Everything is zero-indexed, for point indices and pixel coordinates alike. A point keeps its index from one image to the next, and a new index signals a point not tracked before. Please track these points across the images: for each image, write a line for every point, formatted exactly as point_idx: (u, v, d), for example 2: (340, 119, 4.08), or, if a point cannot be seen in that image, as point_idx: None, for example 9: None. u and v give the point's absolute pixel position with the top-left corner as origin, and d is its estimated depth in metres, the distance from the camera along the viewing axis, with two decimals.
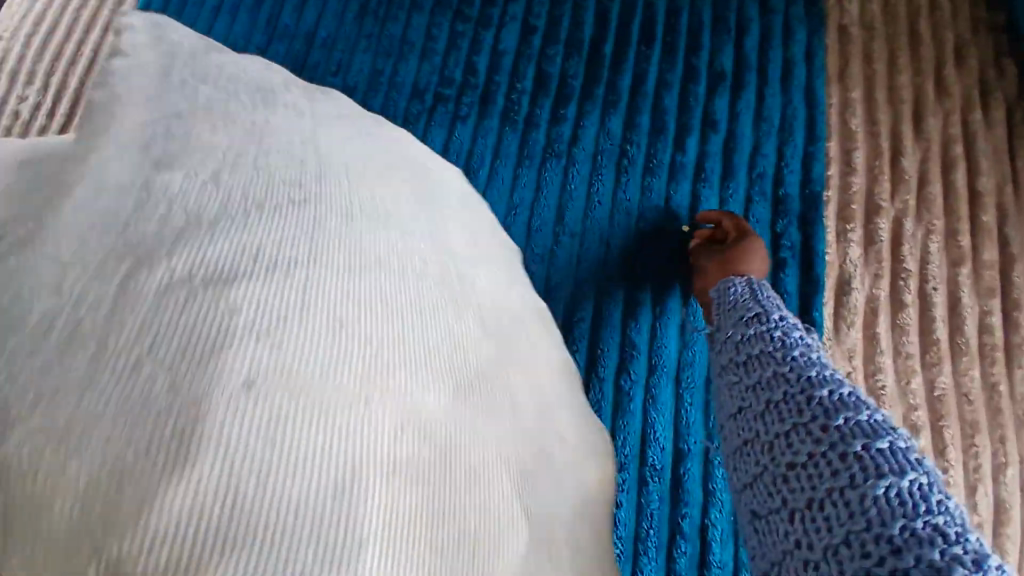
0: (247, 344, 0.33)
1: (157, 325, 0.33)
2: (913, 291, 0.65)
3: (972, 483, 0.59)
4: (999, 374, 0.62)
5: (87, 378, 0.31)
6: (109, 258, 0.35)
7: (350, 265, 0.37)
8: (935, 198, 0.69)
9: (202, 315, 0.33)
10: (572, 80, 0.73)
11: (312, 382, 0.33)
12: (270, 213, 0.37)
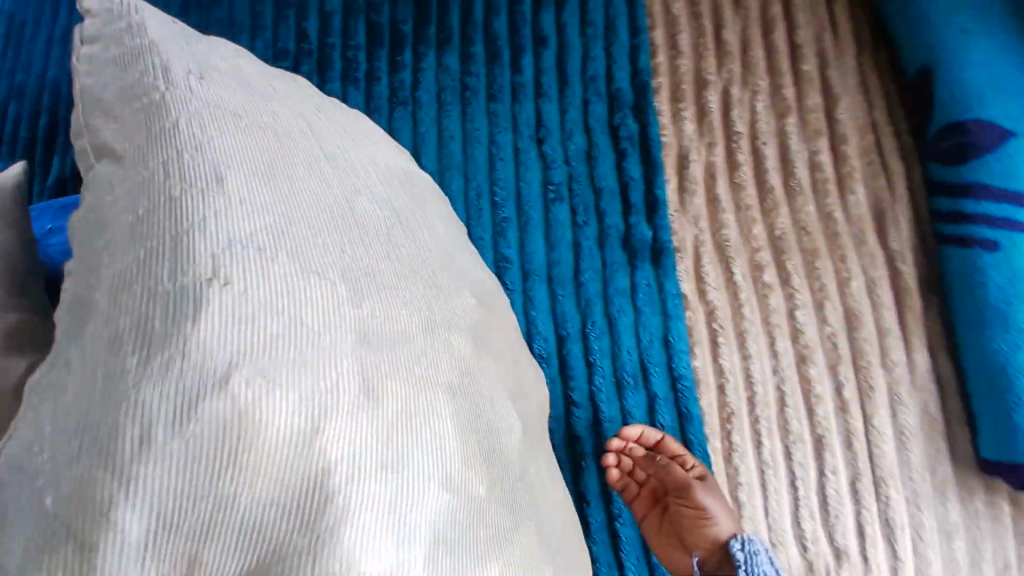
0: (329, 282, 0.35)
1: (241, 275, 0.33)
2: (748, 149, 0.73)
3: (820, 300, 0.69)
4: (831, 204, 0.71)
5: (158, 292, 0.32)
6: (154, 221, 0.34)
7: (377, 202, 0.41)
8: (758, 63, 0.75)
9: (274, 266, 0.34)
10: (403, 25, 0.76)
11: (398, 305, 0.38)
12: (203, 117, 0.37)
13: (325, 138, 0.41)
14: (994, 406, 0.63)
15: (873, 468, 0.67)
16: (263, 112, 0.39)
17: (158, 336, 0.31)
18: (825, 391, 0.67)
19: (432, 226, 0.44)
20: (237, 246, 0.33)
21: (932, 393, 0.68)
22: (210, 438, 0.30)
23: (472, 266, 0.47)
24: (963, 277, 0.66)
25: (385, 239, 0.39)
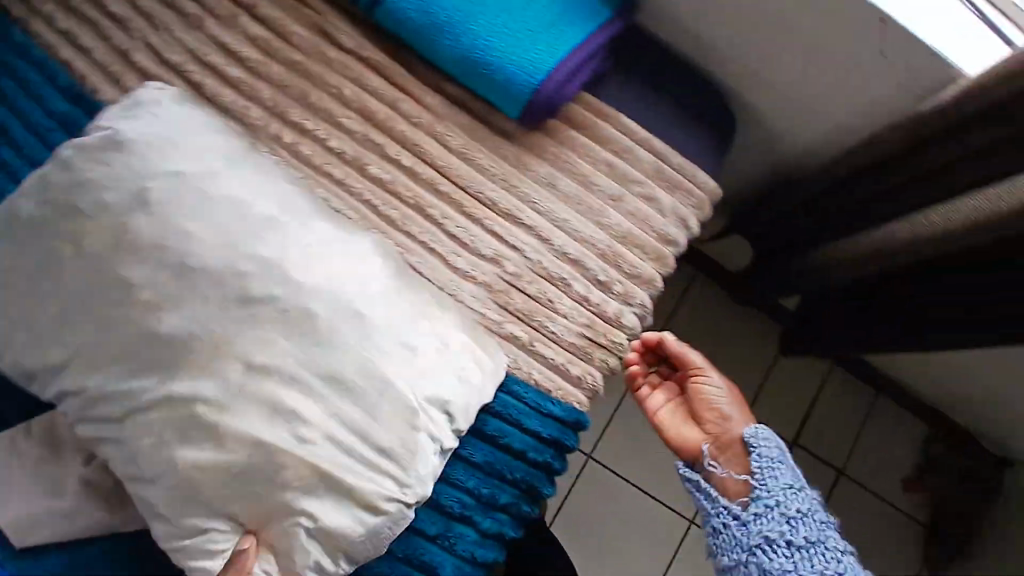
0: (131, 226, 0.63)
1: (108, 225, 0.63)
2: (201, 67, 0.82)
3: (335, 121, 0.81)
4: (286, 52, 0.82)
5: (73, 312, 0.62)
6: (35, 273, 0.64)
7: (138, 183, 0.64)
8: (154, 9, 0.84)
9: (132, 216, 0.63)
10: None
11: (197, 240, 0.62)
12: (34, 206, 0.65)
13: (97, 175, 0.65)
14: (480, 80, 0.81)
15: (467, 190, 0.82)
16: (50, 187, 0.65)
17: (85, 326, 0.62)
18: (394, 174, 0.80)
19: (186, 176, 0.65)
20: (82, 280, 0.62)
21: (458, 111, 0.84)
22: (123, 332, 0.61)
23: (252, 186, 0.66)
24: (396, 23, 0.81)
25: (170, 198, 0.63)
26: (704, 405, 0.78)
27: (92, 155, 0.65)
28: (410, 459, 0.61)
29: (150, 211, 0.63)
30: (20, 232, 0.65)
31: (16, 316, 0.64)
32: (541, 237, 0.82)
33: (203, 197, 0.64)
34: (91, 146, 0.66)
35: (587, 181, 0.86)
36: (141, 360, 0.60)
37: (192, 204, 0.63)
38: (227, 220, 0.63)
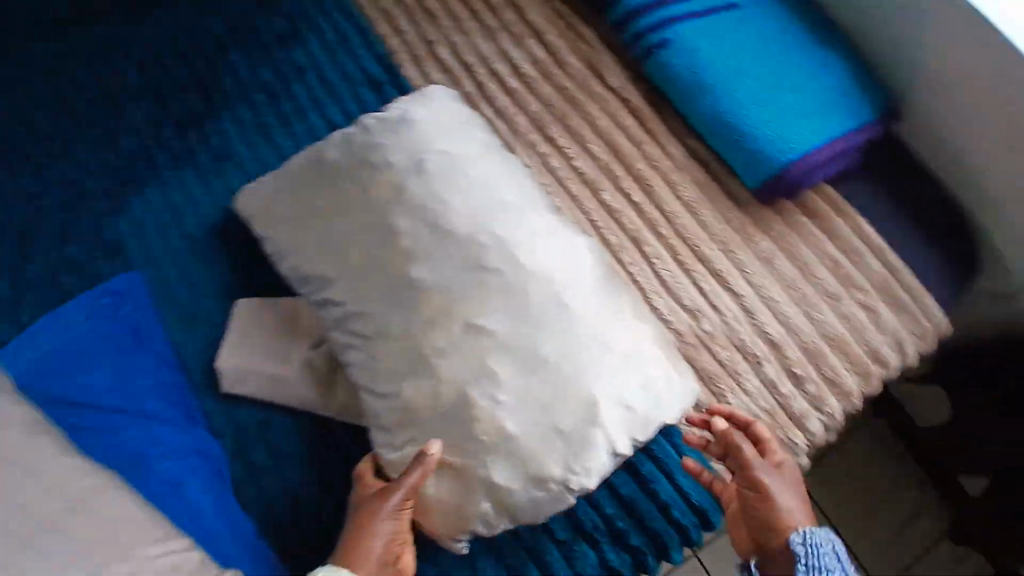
0: (401, 185, 0.70)
1: (385, 179, 0.71)
2: (485, 71, 0.92)
3: (585, 145, 0.87)
4: (560, 76, 0.91)
5: (332, 244, 0.71)
6: (312, 209, 0.74)
7: (416, 154, 0.72)
8: (461, 13, 0.96)
9: (403, 178, 0.71)
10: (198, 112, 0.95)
11: (450, 209, 0.69)
12: (328, 149, 0.75)
13: (381, 135, 0.73)
14: (728, 146, 0.83)
15: (686, 240, 0.83)
16: (345, 141, 0.75)
17: (337, 259, 0.70)
18: (622, 206, 0.84)
19: (457, 156, 0.72)
20: (350, 214, 0.71)
21: (698, 168, 0.86)
22: (369, 272, 0.68)
23: (504, 180, 0.72)
24: (663, 75, 0.86)
25: (439, 170, 0.71)
26: (746, 480, 0.67)
27: (394, 123, 0.74)
28: (583, 448, 0.63)
29: (422, 177, 0.71)
30: (315, 173, 0.75)
31: (283, 234, 0.75)
32: (746, 309, 0.81)
33: (462, 177, 0.71)
34: (385, 120, 0.75)
35: (808, 270, 0.82)
36: (379, 289, 0.68)
37: (453, 181, 0.70)
38: (477, 201, 0.70)
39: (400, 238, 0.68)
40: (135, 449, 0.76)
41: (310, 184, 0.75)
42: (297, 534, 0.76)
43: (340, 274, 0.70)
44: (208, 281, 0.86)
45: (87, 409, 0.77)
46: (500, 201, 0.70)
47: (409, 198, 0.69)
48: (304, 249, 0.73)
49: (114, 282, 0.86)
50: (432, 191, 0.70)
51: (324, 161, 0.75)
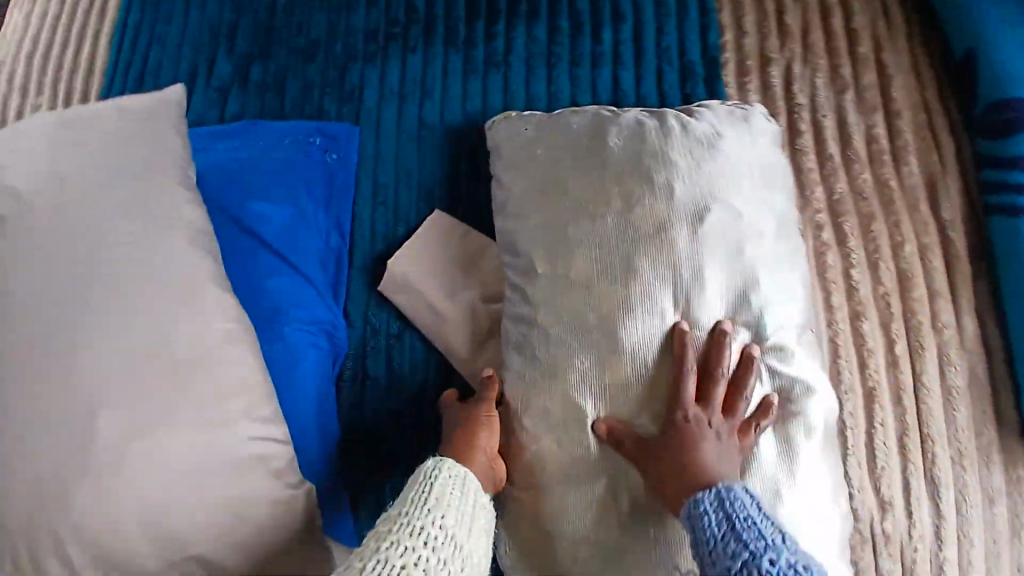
0: (676, 215, 0.60)
1: (660, 199, 0.61)
2: (809, 120, 0.79)
3: (874, 260, 0.73)
4: (886, 174, 0.76)
5: (567, 232, 0.62)
6: (565, 181, 0.65)
7: (708, 188, 0.61)
8: (817, 43, 0.82)
9: (681, 208, 0.60)
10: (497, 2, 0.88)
11: (715, 269, 0.60)
12: (618, 128, 0.66)
13: (682, 147, 0.63)
14: None
15: (922, 425, 0.68)
16: (639, 130, 0.65)
17: (565, 250, 0.62)
18: (877, 346, 0.70)
19: (748, 214, 0.62)
20: (602, 213, 0.61)
21: (981, 358, 0.70)
22: (595, 285, 0.60)
23: (781, 266, 0.63)
24: (1013, 241, 0.70)
25: (723, 220, 0.60)
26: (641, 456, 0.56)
27: (701, 146, 0.63)
28: None
29: (703, 219, 0.60)
30: (589, 148, 0.66)
31: (523, 190, 0.68)
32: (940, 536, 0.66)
33: (743, 240, 0.61)
34: (692, 132, 0.65)
35: None
36: (594, 309, 0.60)
37: (732, 241, 0.60)
38: (745, 277, 0.60)
39: (646, 272, 0.59)
40: (273, 303, 0.72)
41: (577, 154, 0.66)
42: (379, 464, 0.74)
43: (561, 270, 0.61)
44: (421, 177, 0.83)
45: (249, 233, 0.75)
46: (769, 286, 0.61)
47: (677, 234, 0.60)
48: (537, 219, 0.65)
49: (331, 127, 0.84)
50: (706, 240, 0.59)
51: (604, 139, 0.66)
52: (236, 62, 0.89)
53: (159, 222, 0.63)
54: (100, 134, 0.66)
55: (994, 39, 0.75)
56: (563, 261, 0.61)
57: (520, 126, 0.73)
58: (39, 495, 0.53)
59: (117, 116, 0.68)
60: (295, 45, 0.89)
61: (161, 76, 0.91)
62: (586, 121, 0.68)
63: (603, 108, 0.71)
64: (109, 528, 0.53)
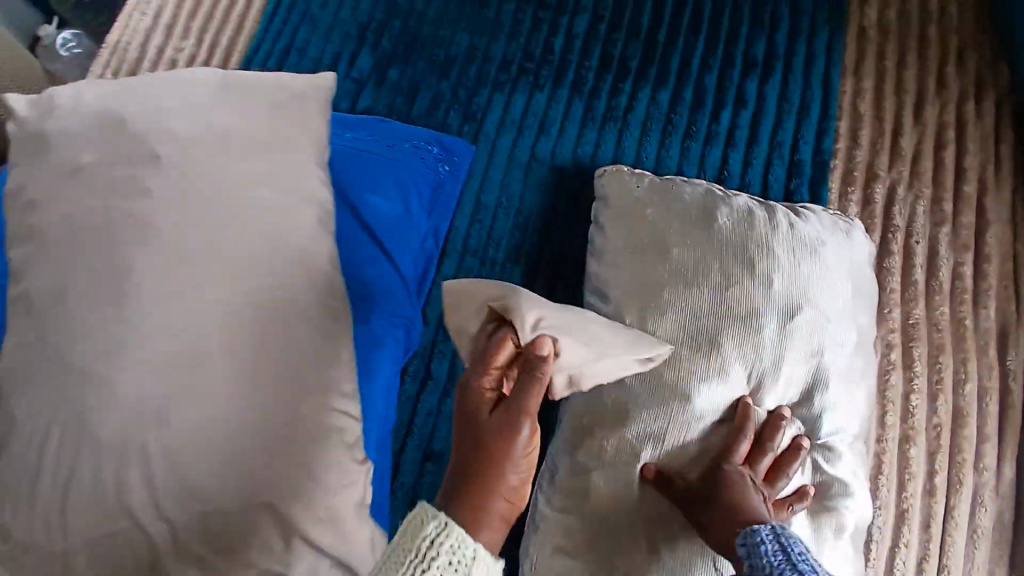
0: (764, 300, 0.66)
1: (753, 282, 0.67)
2: (900, 241, 0.82)
3: (934, 391, 0.75)
4: (964, 313, 0.78)
5: (660, 289, 0.69)
6: (669, 245, 0.72)
7: (800, 285, 0.67)
8: (925, 172, 0.86)
9: (771, 296, 0.67)
10: (631, 61, 0.94)
11: (789, 359, 0.65)
12: (726, 211, 0.73)
13: (781, 242, 0.70)
14: None
15: (943, 558, 0.70)
16: (746, 217, 0.72)
17: (654, 305, 0.68)
18: (919, 472, 0.73)
19: (831, 318, 0.67)
20: (697, 282, 0.68)
21: (1011, 506, 0.73)
22: (676, 342, 0.66)
23: (852, 372, 0.67)
24: None
25: (807, 317, 0.66)
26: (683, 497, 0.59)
27: (804, 248, 0.69)
28: None
29: (788, 310, 0.66)
30: (698, 220, 0.73)
31: (625, 242, 0.75)
32: None
33: (821, 341, 0.66)
34: (796, 232, 0.71)
35: None
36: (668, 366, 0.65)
37: (810, 337, 0.66)
38: (813, 373, 0.65)
39: (723, 344, 0.65)
40: (366, 290, 0.77)
41: (684, 223, 0.73)
42: (426, 459, 0.80)
43: (647, 319, 0.68)
44: (520, 207, 0.89)
45: (362, 220, 0.80)
46: (835, 389, 0.65)
47: (760, 318, 0.66)
48: (634, 271, 0.72)
49: (452, 139, 0.90)
50: (786, 330, 0.66)
51: (714, 216, 0.72)
52: (378, 59, 0.97)
53: (297, 189, 0.67)
54: (261, 96, 0.72)
55: None
56: (649, 312, 0.68)
57: (631, 182, 0.79)
58: (137, 408, 0.56)
59: (277, 85, 0.73)
60: (434, 57, 0.96)
61: (307, 49, 0.99)
62: (697, 195, 0.75)
63: (713, 188, 0.78)
64: (186, 457, 0.56)
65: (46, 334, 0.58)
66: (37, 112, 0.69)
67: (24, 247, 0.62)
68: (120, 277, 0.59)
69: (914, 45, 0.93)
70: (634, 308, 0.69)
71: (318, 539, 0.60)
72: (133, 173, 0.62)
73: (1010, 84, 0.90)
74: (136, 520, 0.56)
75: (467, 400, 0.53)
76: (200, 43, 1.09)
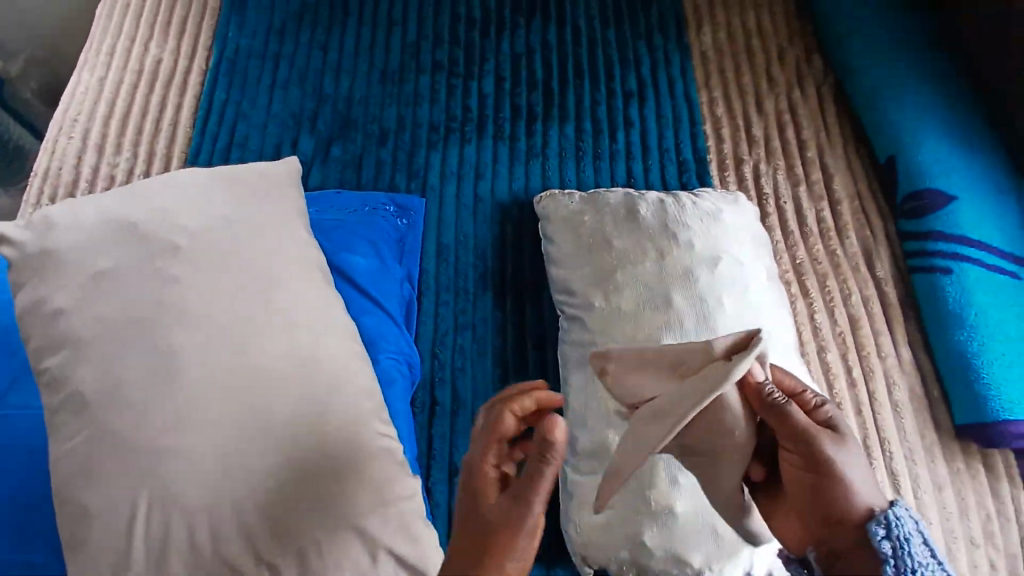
0: (691, 261, 0.84)
1: (680, 250, 0.85)
2: (774, 205, 1.06)
3: (831, 308, 1.00)
4: (836, 245, 1.04)
5: (611, 274, 0.85)
6: (608, 240, 0.88)
7: (714, 244, 0.86)
8: (777, 150, 1.11)
9: (695, 256, 0.84)
10: (536, 107, 1.13)
11: (723, 298, 0.81)
12: (644, 205, 0.91)
13: (691, 218, 0.89)
14: (959, 380, 0.92)
15: (879, 432, 0.92)
16: (660, 206, 0.91)
17: (611, 288, 0.84)
18: (841, 372, 0.95)
19: (744, 262, 0.86)
20: (638, 261, 0.85)
21: (917, 380, 0.96)
22: (636, 310, 0.82)
23: (773, 299, 0.85)
24: (930, 294, 0.97)
25: (726, 265, 0.84)
26: (802, 444, 0.57)
27: (707, 217, 0.89)
28: (725, 552, 0.72)
29: (711, 263, 0.84)
30: (626, 217, 0.90)
31: (573, 249, 0.91)
32: None
33: (743, 280, 0.84)
34: (701, 209, 0.90)
35: (976, 518, 0.87)
36: (635, 329, 0.80)
37: (734, 278, 0.83)
38: (745, 304, 0.82)
39: (671, 300, 0.81)
40: (369, 338, 0.87)
41: (615, 222, 0.90)
42: (453, 475, 0.87)
43: (609, 300, 0.84)
44: (476, 241, 1.03)
45: (346, 278, 0.91)
46: (766, 312, 0.83)
47: (693, 274, 0.83)
48: (586, 268, 0.88)
49: (403, 198, 1.03)
50: (714, 278, 0.83)
51: (636, 211, 0.90)
52: (318, 143, 1.10)
53: (302, 252, 0.78)
54: (246, 185, 0.82)
55: (911, 145, 1.04)
56: (609, 295, 0.84)
57: (565, 201, 0.96)
58: (212, 466, 0.62)
59: (255, 173, 0.85)
60: (369, 132, 1.12)
61: (250, 146, 1.09)
62: (619, 200, 0.93)
63: (628, 192, 0.97)
64: (268, 495, 0.63)
65: (103, 423, 0.63)
66: (33, 234, 0.73)
67: (59, 353, 0.67)
68: (170, 355, 0.66)
69: (743, 59, 1.19)
70: (597, 295, 0.85)
71: (396, 549, 0.66)
72: (158, 267, 0.70)
73: (819, 73, 1.19)
74: (230, 567, 0.62)
75: (477, 468, 0.59)
76: (135, 153, 1.10)
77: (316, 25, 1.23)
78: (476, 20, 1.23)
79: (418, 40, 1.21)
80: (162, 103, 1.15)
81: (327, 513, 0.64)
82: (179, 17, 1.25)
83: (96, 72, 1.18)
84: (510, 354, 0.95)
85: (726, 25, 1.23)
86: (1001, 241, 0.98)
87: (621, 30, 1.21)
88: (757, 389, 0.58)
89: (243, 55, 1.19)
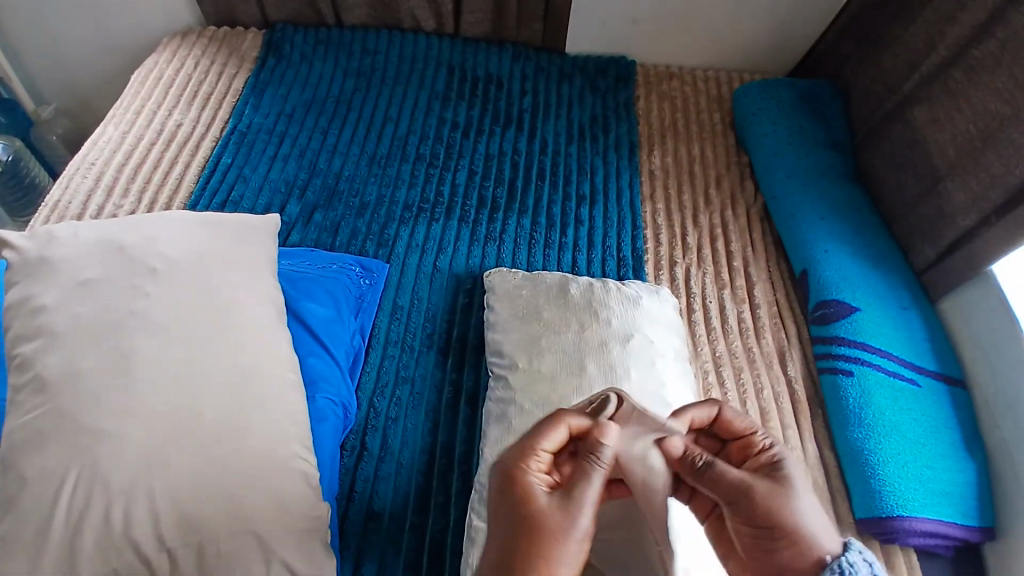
0: (605, 327, 0.96)
1: (597, 320, 0.97)
2: (701, 303, 1.18)
3: (744, 399, 1.06)
4: (753, 343, 1.14)
5: (535, 332, 0.96)
6: (539, 310, 1.00)
7: (627, 317, 0.98)
8: (707, 257, 1.25)
9: (607, 321, 0.97)
10: (499, 199, 1.29)
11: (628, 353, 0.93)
12: (572, 283, 1.04)
13: (611, 298, 1.01)
14: (856, 473, 0.97)
15: None
16: (585, 286, 1.03)
17: (532, 343, 0.95)
18: None
19: (653, 339, 0.97)
20: (559, 319, 0.97)
21: (822, 473, 1.01)
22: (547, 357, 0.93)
23: (680, 373, 0.95)
24: (833, 392, 1.05)
25: (634, 330, 0.96)
26: (740, 498, 0.62)
27: (628, 300, 1.01)
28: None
29: (620, 327, 0.96)
30: (557, 292, 1.02)
31: (507, 314, 1.01)
32: None
33: (649, 348, 0.95)
34: (622, 292, 1.03)
35: None
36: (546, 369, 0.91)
37: (640, 344, 0.94)
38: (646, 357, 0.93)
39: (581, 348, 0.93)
40: (310, 376, 0.93)
41: (546, 295, 1.02)
42: (369, 517, 0.90)
43: (528, 350, 0.94)
44: (429, 306, 1.14)
45: (294, 319, 0.99)
46: (668, 374, 0.93)
47: (602, 332, 0.95)
48: (516, 329, 0.98)
49: (369, 261, 1.15)
50: (622, 339, 0.94)
51: (564, 287, 1.03)
52: (303, 207, 1.24)
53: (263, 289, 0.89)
54: (225, 227, 0.94)
55: (819, 262, 1.18)
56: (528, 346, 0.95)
57: (509, 276, 1.08)
58: (140, 452, 0.69)
59: (236, 219, 0.97)
60: (351, 203, 1.26)
61: (242, 203, 1.23)
62: (552, 277, 1.06)
63: (566, 275, 1.09)
64: (182, 488, 0.69)
65: (57, 402, 0.71)
66: (36, 243, 0.86)
67: (35, 340, 0.76)
68: (124, 353, 0.74)
69: (685, 181, 1.39)
70: (519, 347, 0.95)
71: (291, 561, 0.71)
72: (133, 281, 0.81)
73: (748, 196, 1.39)
74: (136, 550, 0.67)
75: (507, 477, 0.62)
76: (138, 198, 1.23)
77: (322, 114, 1.43)
78: (459, 125, 1.42)
79: (407, 135, 1.40)
80: (173, 159, 1.31)
81: (235, 515, 0.70)
82: (205, 94, 1.45)
83: (120, 127, 1.36)
84: (442, 411, 1.01)
85: (674, 153, 1.44)
86: (901, 350, 1.07)
87: (583, 146, 1.41)
88: (690, 458, 0.66)
89: (253, 129, 1.37)
